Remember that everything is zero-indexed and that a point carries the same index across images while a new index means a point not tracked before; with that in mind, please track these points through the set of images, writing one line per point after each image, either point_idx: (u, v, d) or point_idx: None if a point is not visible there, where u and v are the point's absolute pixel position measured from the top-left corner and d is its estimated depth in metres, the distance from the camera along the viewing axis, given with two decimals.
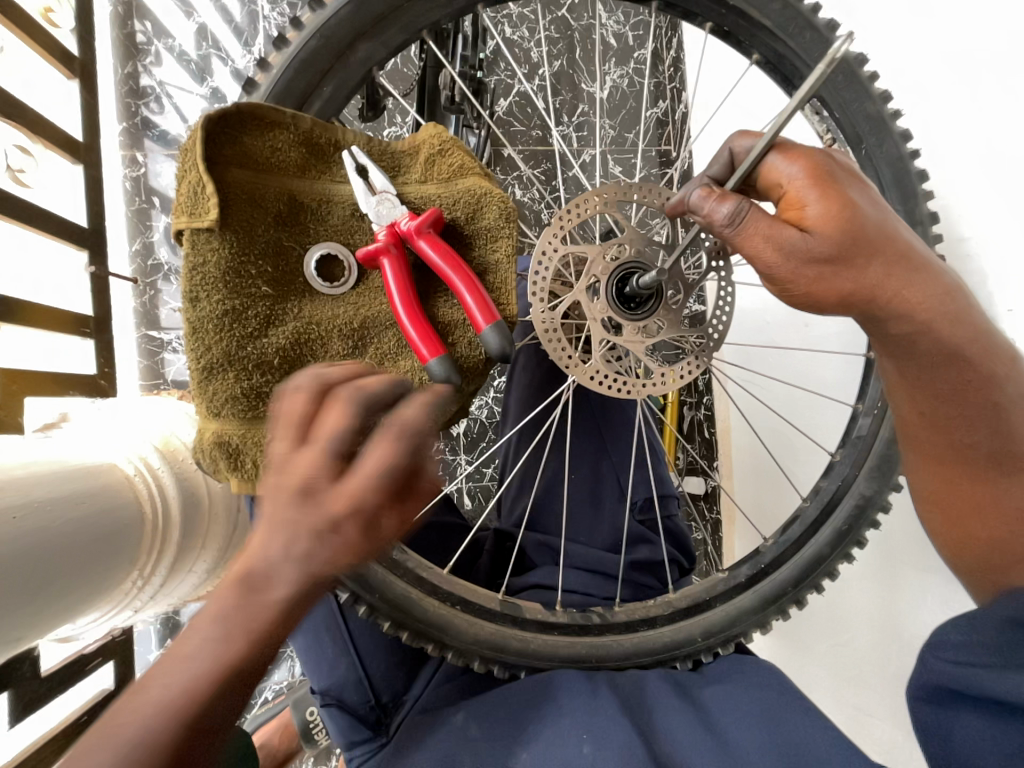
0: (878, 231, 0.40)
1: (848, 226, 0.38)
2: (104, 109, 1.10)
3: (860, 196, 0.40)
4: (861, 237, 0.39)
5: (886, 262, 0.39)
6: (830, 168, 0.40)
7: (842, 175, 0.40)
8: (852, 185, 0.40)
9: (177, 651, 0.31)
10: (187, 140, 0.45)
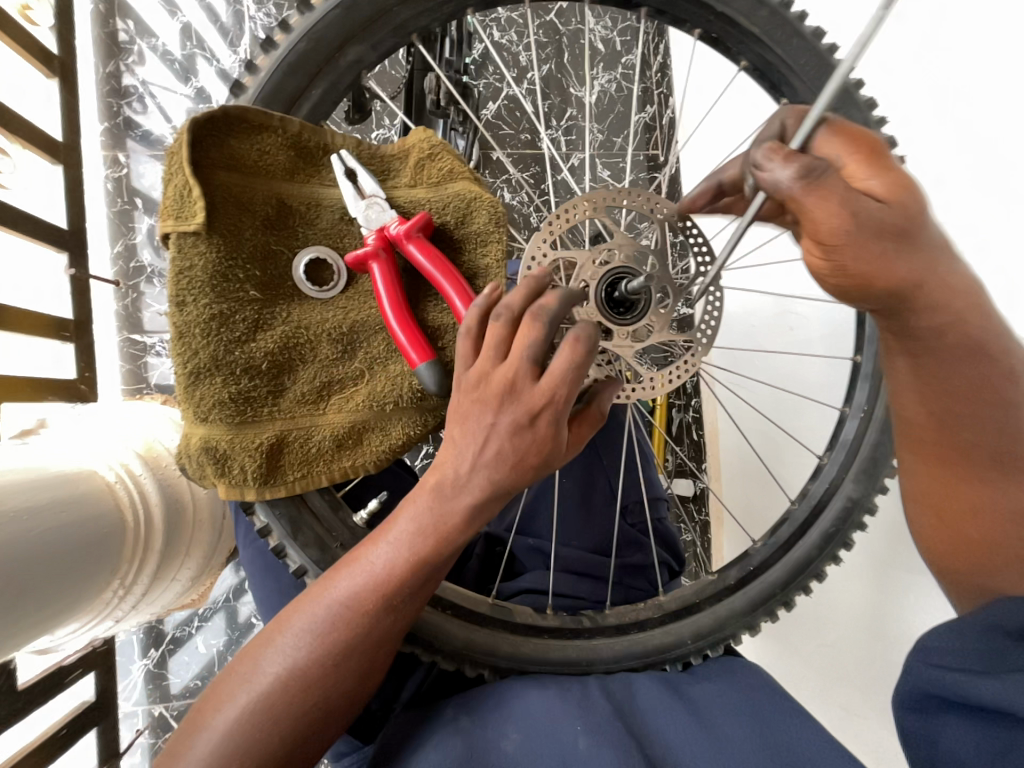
0: (924, 215, 0.38)
1: (902, 203, 0.37)
2: (86, 110, 1.08)
3: (904, 178, 0.39)
4: (913, 217, 0.37)
5: (928, 244, 0.38)
6: (877, 148, 0.39)
7: (885, 158, 0.39)
8: (894, 166, 0.39)
9: (375, 538, 0.42)
10: (173, 143, 0.44)
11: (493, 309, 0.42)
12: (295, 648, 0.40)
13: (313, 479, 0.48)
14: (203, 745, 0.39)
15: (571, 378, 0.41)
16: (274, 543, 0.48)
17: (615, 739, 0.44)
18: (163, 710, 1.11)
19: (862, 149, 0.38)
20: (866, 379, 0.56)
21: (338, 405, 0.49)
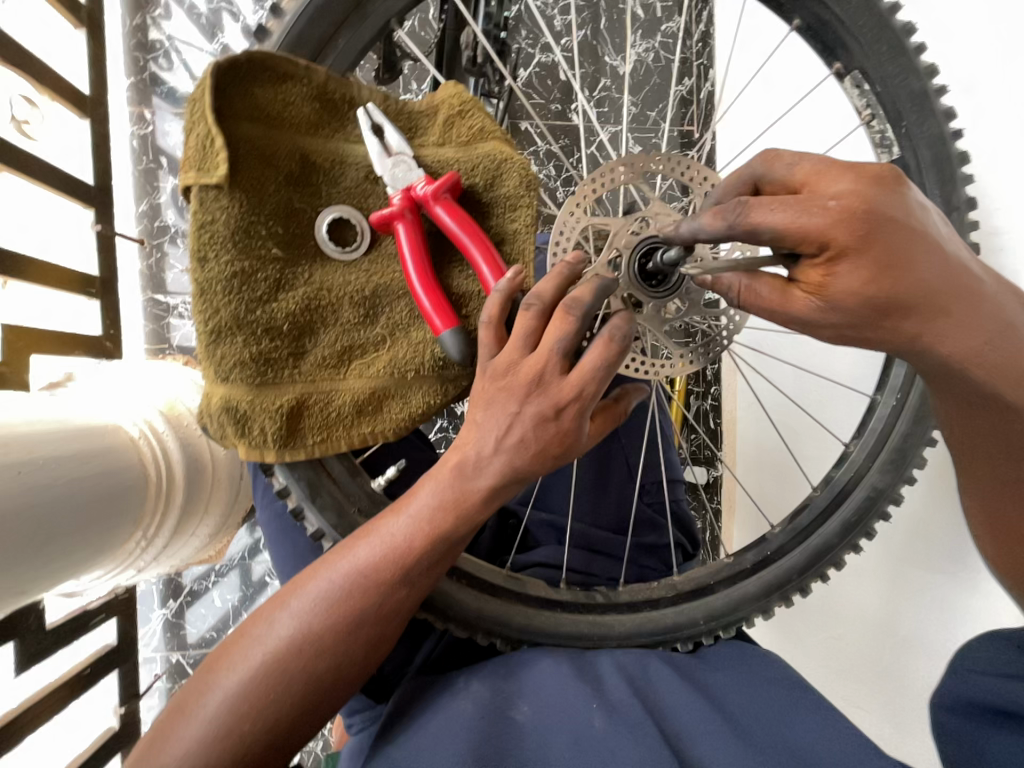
0: (924, 271, 0.34)
1: (877, 283, 0.34)
2: (113, 63, 1.08)
3: (901, 235, 0.33)
4: (901, 282, 0.34)
5: (928, 298, 0.35)
6: (863, 203, 0.33)
7: (881, 210, 0.33)
8: (891, 220, 0.33)
9: (393, 512, 0.41)
10: (195, 89, 0.42)
11: (523, 302, 0.40)
12: (307, 615, 0.39)
13: (332, 443, 0.47)
14: (212, 703, 0.39)
15: (600, 375, 0.39)
16: (292, 504, 0.48)
17: (630, 717, 0.45)
18: (180, 658, 1.18)
19: (838, 218, 0.33)
20: (900, 368, 0.53)
21: (359, 371, 0.48)
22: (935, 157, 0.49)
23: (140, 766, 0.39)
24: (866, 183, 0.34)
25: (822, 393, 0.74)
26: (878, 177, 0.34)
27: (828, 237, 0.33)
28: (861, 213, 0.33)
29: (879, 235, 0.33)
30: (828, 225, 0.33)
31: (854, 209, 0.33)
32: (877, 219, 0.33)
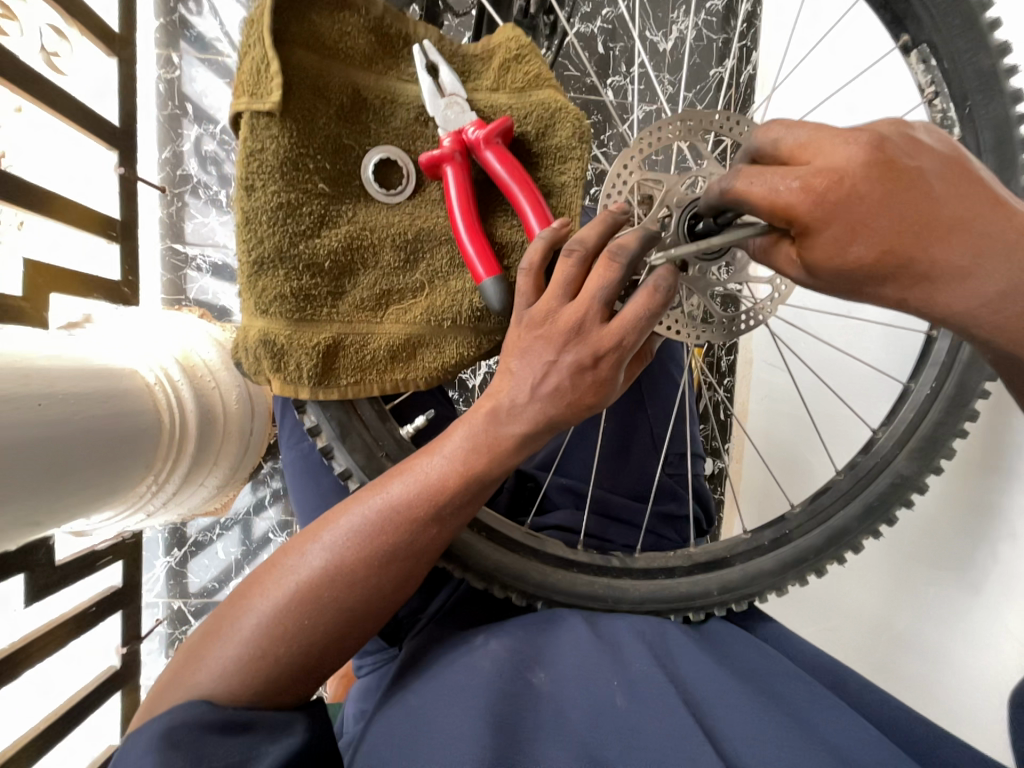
0: (934, 235, 0.31)
1: (872, 255, 0.31)
2: (143, 2, 1.05)
3: (893, 202, 0.30)
4: (907, 252, 0.31)
5: (957, 258, 0.31)
6: (837, 177, 0.30)
7: (865, 177, 0.30)
8: (874, 189, 0.30)
9: (426, 452, 0.42)
10: (255, 10, 0.41)
11: (566, 247, 0.39)
12: (339, 547, 0.41)
13: (365, 385, 0.47)
14: (245, 625, 0.40)
15: (642, 326, 0.38)
16: (322, 443, 0.48)
17: (652, 689, 0.45)
18: (181, 606, 1.20)
19: (809, 197, 0.31)
20: (937, 359, 0.53)
21: (396, 315, 0.48)
22: (996, 138, 0.48)
23: (173, 682, 0.40)
24: (851, 147, 0.31)
25: (856, 377, 0.74)
26: (864, 139, 0.31)
27: (797, 219, 0.31)
28: (832, 189, 0.30)
29: (856, 209, 0.30)
30: (800, 205, 0.31)
31: (832, 182, 0.30)
32: (856, 191, 0.30)
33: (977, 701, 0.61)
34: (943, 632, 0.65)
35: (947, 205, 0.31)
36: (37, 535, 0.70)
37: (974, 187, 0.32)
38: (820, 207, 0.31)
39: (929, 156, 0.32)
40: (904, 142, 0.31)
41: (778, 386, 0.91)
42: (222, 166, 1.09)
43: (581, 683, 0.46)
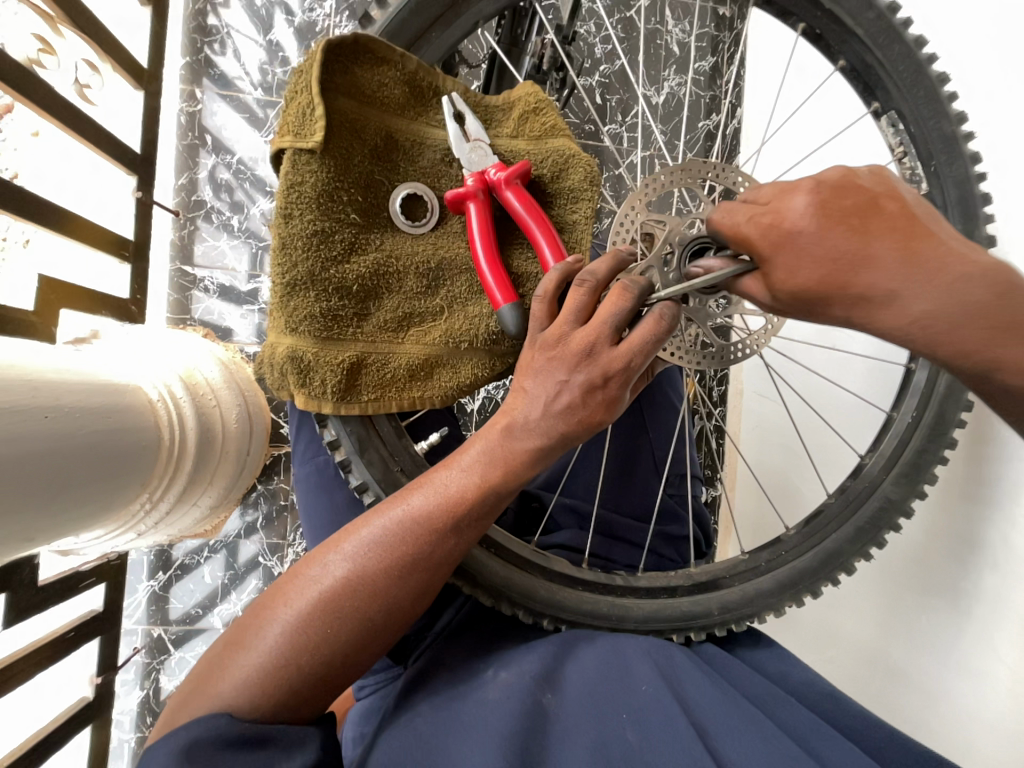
0: (882, 257, 0.35)
1: (816, 279, 0.36)
2: (171, 42, 1.11)
3: (835, 234, 0.35)
4: (860, 274, 0.35)
5: (909, 277, 0.35)
6: (781, 219, 0.36)
7: (812, 219, 0.35)
8: (822, 223, 0.35)
9: (446, 465, 0.45)
10: (304, 62, 0.46)
11: (578, 277, 0.43)
12: (361, 555, 0.43)
13: (385, 402, 0.50)
14: (268, 634, 0.42)
15: (648, 349, 0.42)
16: (341, 457, 0.50)
17: (661, 712, 0.45)
18: (161, 633, 1.12)
19: (762, 234, 0.37)
20: (916, 390, 0.58)
21: (415, 337, 0.51)
22: (958, 194, 0.55)
23: (197, 690, 0.42)
24: (797, 192, 0.36)
25: (845, 404, 0.78)
26: (808, 183, 0.36)
27: (755, 252, 0.37)
28: (775, 228, 0.36)
29: (809, 242, 0.36)
30: (758, 241, 0.37)
31: (778, 223, 0.36)
32: (798, 228, 0.36)
33: (971, 730, 0.62)
34: (935, 659, 0.67)
35: (884, 232, 0.35)
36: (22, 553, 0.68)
37: (914, 215, 0.35)
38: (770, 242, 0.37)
39: (875, 195, 0.36)
40: (846, 184, 0.37)
41: (767, 415, 0.95)
42: (235, 193, 1.12)
43: (589, 713, 0.46)
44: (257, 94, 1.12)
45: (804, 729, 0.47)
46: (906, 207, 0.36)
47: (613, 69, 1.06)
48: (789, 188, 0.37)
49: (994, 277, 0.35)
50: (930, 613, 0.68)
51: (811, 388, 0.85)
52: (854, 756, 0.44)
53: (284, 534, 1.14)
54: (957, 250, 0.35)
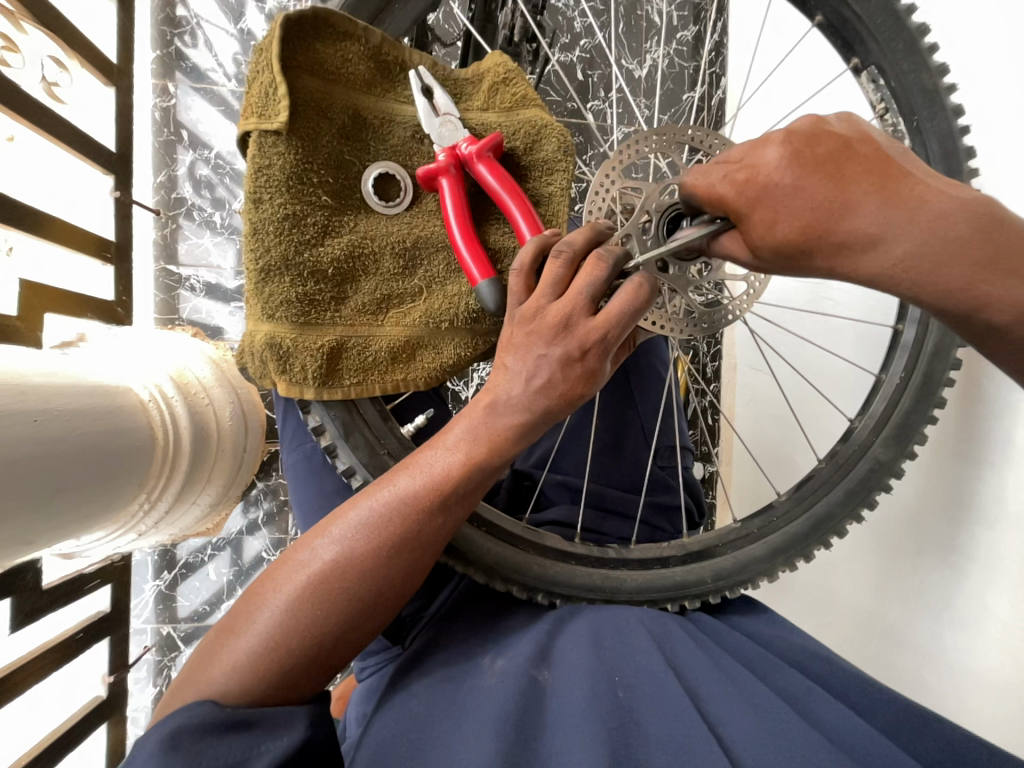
0: (856, 207, 0.34)
1: (794, 230, 0.35)
2: (140, 35, 1.08)
3: (809, 181, 0.35)
4: (832, 227, 0.35)
5: (884, 217, 0.34)
6: (756, 171, 0.36)
7: (779, 168, 0.35)
8: (802, 169, 0.34)
9: (429, 446, 0.45)
10: (264, 40, 0.45)
11: (554, 248, 0.42)
12: (348, 538, 0.43)
13: (367, 386, 0.49)
14: (260, 619, 0.42)
15: (626, 320, 0.41)
16: (326, 442, 0.50)
17: (656, 682, 0.45)
18: (170, 631, 1.13)
19: (747, 192, 0.36)
20: (904, 350, 0.57)
21: (395, 319, 0.50)
22: (943, 149, 0.54)
23: (191, 677, 0.42)
24: (775, 142, 0.36)
25: (835, 371, 0.78)
26: (780, 136, 0.36)
27: (741, 212, 0.37)
28: (756, 183, 0.36)
29: (781, 200, 0.35)
30: (750, 188, 0.36)
31: (752, 176, 0.36)
32: (772, 181, 0.35)
33: (964, 683, 0.63)
34: (931, 618, 0.67)
35: (855, 184, 0.34)
36: (21, 558, 0.69)
37: (886, 164, 0.35)
38: (746, 197, 0.36)
39: (846, 145, 0.36)
40: (818, 135, 0.36)
41: (759, 388, 0.95)
42: (216, 189, 1.11)
43: None
44: (232, 86, 1.10)
45: (796, 692, 0.48)
46: (878, 150, 0.35)
47: (594, 43, 1.03)
48: (762, 143, 0.36)
49: (968, 213, 0.34)
50: (924, 573, 0.69)
51: (802, 356, 0.85)
52: (844, 715, 0.45)
53: (286, 529, 1.14)
54: (931, 188, 0.35)
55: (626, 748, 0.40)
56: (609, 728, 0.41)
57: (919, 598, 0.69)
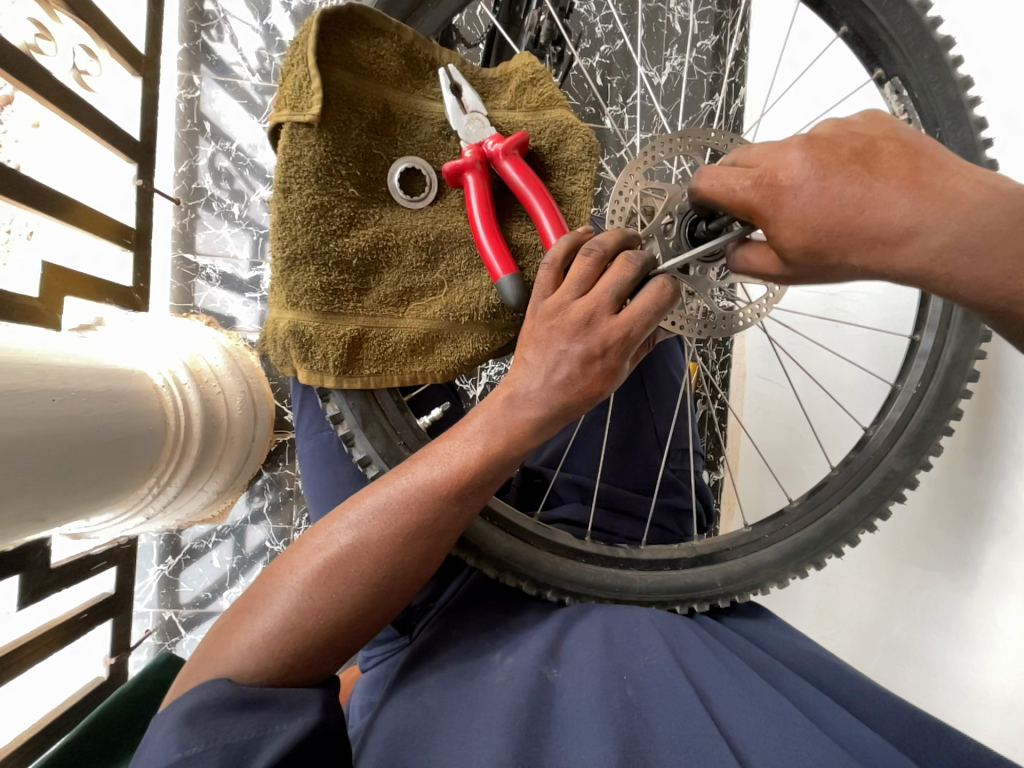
0: (882, 208, 0.35)
1: (818, 225, 0.36)
2: (168, 27, 1.10)
3: (832, 184, 0.35)
4: (854, 225, 0.35)
5: (912, 217, 0.34)
6: (782, 172, 0.37)
7: (802, 173, 0.36)
8: (818, 173, 0.36)
9: (447, 438, 0.45)
10: (300, 33, 0.46)
11: (585, 247, 0.42)
12: (364, 526, 0.44)
13: (386, 376, 0.50)
14: (276, 601, 0.43)
15: (649, 320, 0.42)
16: (344, 430, 0.51)
17: (665, 680, 0.45)
18: (173, 616, 1.14)
19: (759, 191, 0.38)
20: (922, 360, 0.57)
21: (416, 312, 0.51)
22: (965, 160, 0.54)
23: (205, 657, 0.43)
24: (793, 147, 0.37)
25: (849, 382, 0.78)
26: (802, 139, 0.37)
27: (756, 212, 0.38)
28: (773, 186, 0.37)
29: (800, 197, 0.36)
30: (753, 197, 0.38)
31: (773, 178, 0.37)
32: (787, 183, 0.37)
33: (971, 699, 0.63)
34: (937, 632, 0.67)
35: (882, 182, 0.35)
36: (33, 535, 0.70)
37: (910, 165, 0.35)
38: (765, 196, 0.38)
39: (870, 146, 0.36)
40: (844, 140, 0.37)
41: (770, 396, 0.95)
42: (235, 181, 1.12)
43: None
44: (255, 80, 1.11)
45: (805, 696, 0.47)
46: (902, 150, 0.36)
47: (614, 49, 1.04)
48: (783, 147, 0.37)
49: (996, 210, 0.34)
50: (933, 587, 0.68)
51: (815, 366, 0.85)
52: (853, 722, 0.44)
53: (292, 519, 1.15)
54: (958, 187, 0.35)
55: (633, 745, 0.40)
56: (617, 725, 0.41)
57: (930, 611, 0.68)
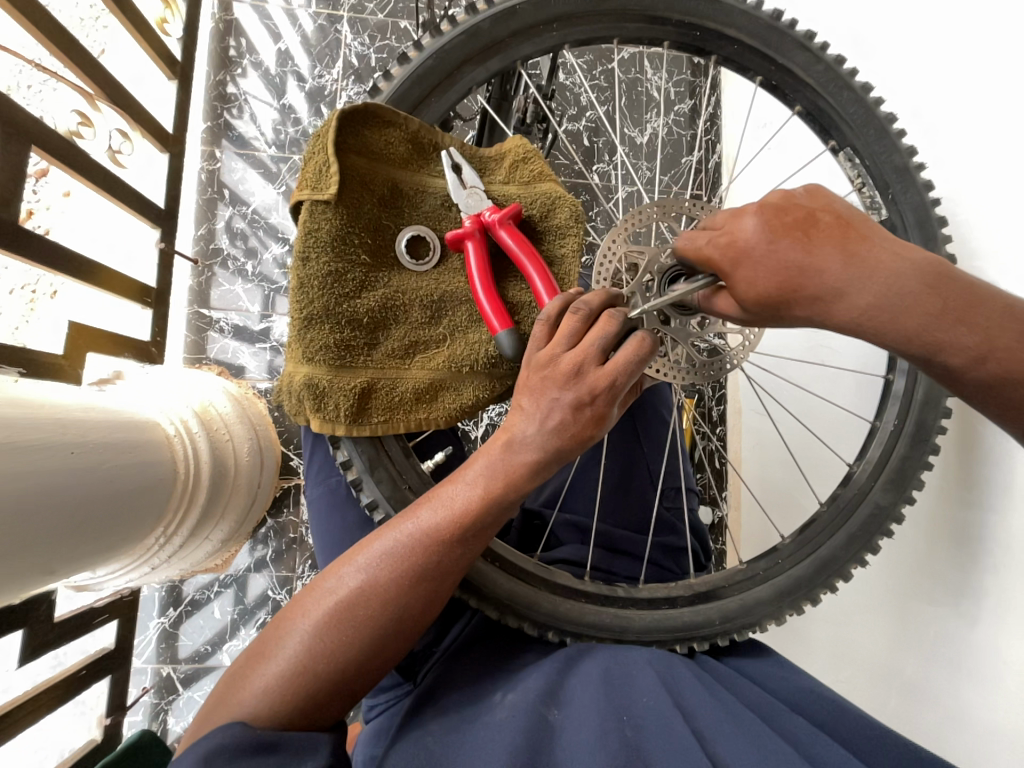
0: (830, 272, 0.40)
1: (772, 286, 0.41)
2: (194, 108, 1.22)
3: (783, 248, 0.41)
4: (805, 284, 0.40)
5: (854, 278, 0.40)
6: (738, 239, 0.42)
7: (755, 238, 0.41)
8: (770, 238, 0.41)
9: (449, 482, 0.48)
10: (322, 127, 0.53)
11: (573, 306, 0.47)
12: (372, 569, 0.46)
13: (393, 423, 0.54)
14: (287, 645, 0.44)
15: (632, 369, 0.46)
16: (353, 476, 0.54)
17: (665, 719, 0.45)
18: (170, 672, 1.11)
19: (720, 252, 0.43)
20: (896, 398, 0.61)
21: (421, 364, 0.55)
22: (917, 216, 0.60)
23: (219, 701, 0.44)
24: (747, 215, 0.42)
25: (835, 419, 0.81)
26: (754, 207, 0.42)
27: (717, 269, 0.43)
28: (733, 248, 0.42)
29: (755, 259, 0.41)
30: (715, 258, 0.43)
31: (731, 242, 0.43)
32: (748, 246, 0.42)
33: (989, 740, 0.61)
34: (945, 670, 0.67)
35: (828, 248, 0.40)
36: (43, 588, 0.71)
37: (852, 234, 0.41)
38: (728, 257, 0.43)
39: (816, 216, 0.42)
40: (795, 211, 0.42)
41: (763, 433, 0.97)
42: (249, 240, 1.20)
43: None
44: (271, 151, 1.22)
45: (807, 736, 0.47)
46: (842, 221, 0.41)
47: (597, 115, 1.15)
48: (740, 214, 0.43)
49: (925, 274, 0.40)
50: (936, 620, 0.69)
51: (803, 404, 0.88)
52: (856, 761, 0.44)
53: (294, 567, 1.15)
54: (891, 253, 0.40)
55: None
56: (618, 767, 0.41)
57: (935, 648, 0.68)
